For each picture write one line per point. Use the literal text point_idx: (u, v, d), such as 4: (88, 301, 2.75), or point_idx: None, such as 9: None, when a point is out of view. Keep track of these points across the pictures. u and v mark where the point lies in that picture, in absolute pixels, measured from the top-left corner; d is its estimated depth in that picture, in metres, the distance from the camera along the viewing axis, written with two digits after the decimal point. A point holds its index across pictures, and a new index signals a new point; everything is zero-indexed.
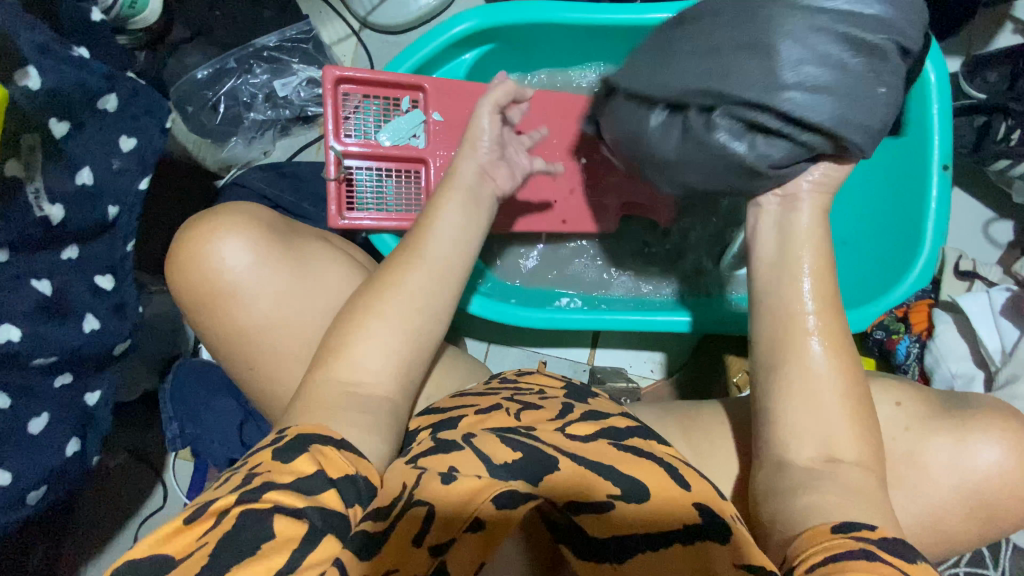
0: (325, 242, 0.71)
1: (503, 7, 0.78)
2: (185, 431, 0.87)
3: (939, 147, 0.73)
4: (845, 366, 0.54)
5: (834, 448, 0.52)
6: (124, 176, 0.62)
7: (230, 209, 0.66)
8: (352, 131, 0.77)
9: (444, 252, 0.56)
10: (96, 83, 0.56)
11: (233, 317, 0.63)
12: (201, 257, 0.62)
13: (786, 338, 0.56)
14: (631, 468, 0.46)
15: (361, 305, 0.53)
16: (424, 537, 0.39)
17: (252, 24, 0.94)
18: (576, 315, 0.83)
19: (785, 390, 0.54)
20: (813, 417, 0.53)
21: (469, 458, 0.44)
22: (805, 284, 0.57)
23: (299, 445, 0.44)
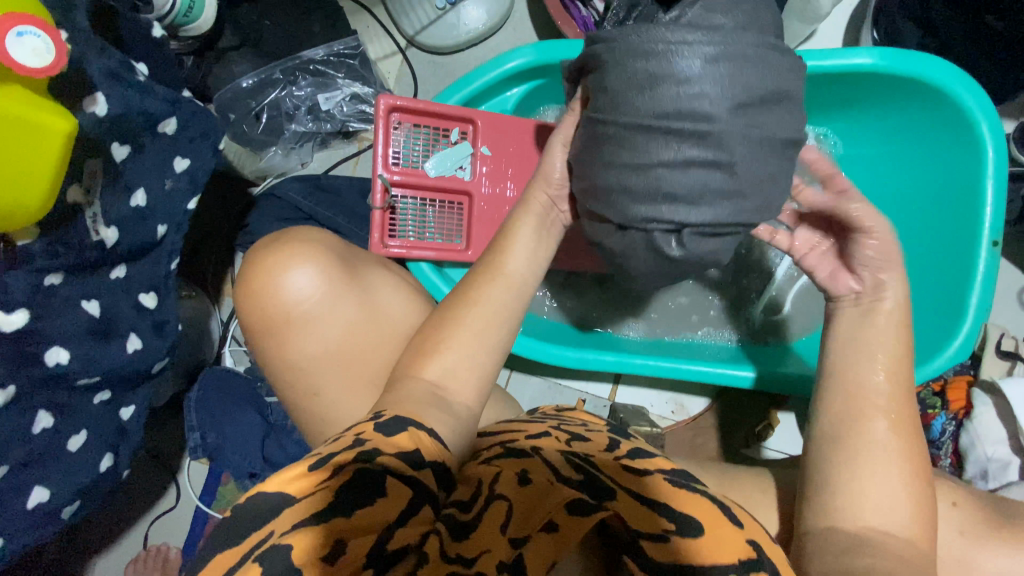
0: (381, 270, 0.73)
1: (560, 44, 0.77)
2: (207, 440, 0.87)
3: (992, 218, 0.73)
4: (910, 447, 0.53)
5: (888, 514, 0.51)
6: (175, 197, 0.61)
7: (297, 236, 0.68)
8: (399, 159, 0.78)
9: (523, 269, 0.63)
10: (158, 108, 0.56)
11: (301, 342, 0.65)
12: (273, 280, 0.64)
13: (857, 410, 0.55)
14: (685, 503, 0.47)
15: (450, 321, 0.59)
16: (508, 525, 0.42)
17: (301, 36, 0.93)
18: (608, 358, 0.81)
19: (843, 449, 0.54)
20: (875, 490, 0.51)
21: (539, 470, 0.48)
22: (880, 363, 0.57)
23: (400, 426, 0.48)
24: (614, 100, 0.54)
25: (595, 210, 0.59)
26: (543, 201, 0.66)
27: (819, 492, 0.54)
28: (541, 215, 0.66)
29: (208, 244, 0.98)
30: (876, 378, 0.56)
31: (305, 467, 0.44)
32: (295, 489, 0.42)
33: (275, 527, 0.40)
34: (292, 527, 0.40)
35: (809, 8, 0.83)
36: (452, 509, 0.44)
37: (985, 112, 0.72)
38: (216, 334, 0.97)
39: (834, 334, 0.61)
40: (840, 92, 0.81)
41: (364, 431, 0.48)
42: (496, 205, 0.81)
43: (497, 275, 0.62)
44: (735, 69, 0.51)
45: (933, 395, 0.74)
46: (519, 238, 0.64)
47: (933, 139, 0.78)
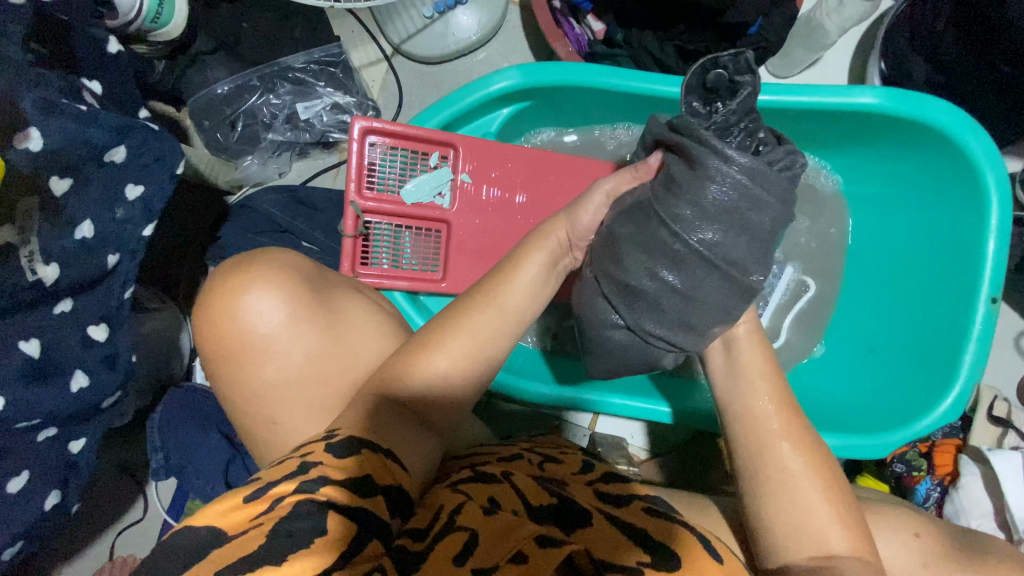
0: (359, 291, 0.63)
1: (550, 68, 0.73)
2: (171, 461, 0.85)
3: (993, 274, 0.69)
4: (820, 461, 0.52)
5: (826, 537, 0.49)
6: (128, 225, 0.58)
7: (263, 251, 0.57)
8: (375, 183, 0.74)
9: (522, 303, 0.55)
10: (103, 137, 0.53)
11: (267, 374, 0.54)
12: (234, 302, 0.53)
13: (761, 444, 0.53)
14: (664, 537, 0.44)
15: (425, 347, 0.50)
16: (467, 558, 0.36)
17: (280, 42, 0.89)
18: (588, 396, 0.80)
19: (765, 482, 0.51)
20: (802, 510, 0.50)
21: (508, 496, 0.44)
22: (762, 389, 0.55)
23: (358, 446, 0.42)
24: (674, 207, 0.54)
25: (605, 290, 0.58)
26: (560, 240, 0.60)
27: (761, 525, 0.51)
28: (554, 250, 0.59)
29: (180, 253, 0.95)
30: (764, 399, 0.54)
31: (243, 498, 0.38)
32: (227, 525, 0.36)
33: (198, 572, 0.33)
34: (216, 572, 0.32)
35: (815, 34, 0.81)
36: (404, 539, 0.38)
37: (992, 163, 0.68)
38: (185, 347, 0.94)
39: (712, 373, 0.59)
40: (841, 128, 0.77)
41: (313, 451, 0.41)
42: (476, 235, 0.77)
43: (491, 306, 0.53)
44: (778, 215, 0.54)
45: (919, 456, 0.74)
46: (523, 265, 0.56)
47: (936, 189, 0.75)
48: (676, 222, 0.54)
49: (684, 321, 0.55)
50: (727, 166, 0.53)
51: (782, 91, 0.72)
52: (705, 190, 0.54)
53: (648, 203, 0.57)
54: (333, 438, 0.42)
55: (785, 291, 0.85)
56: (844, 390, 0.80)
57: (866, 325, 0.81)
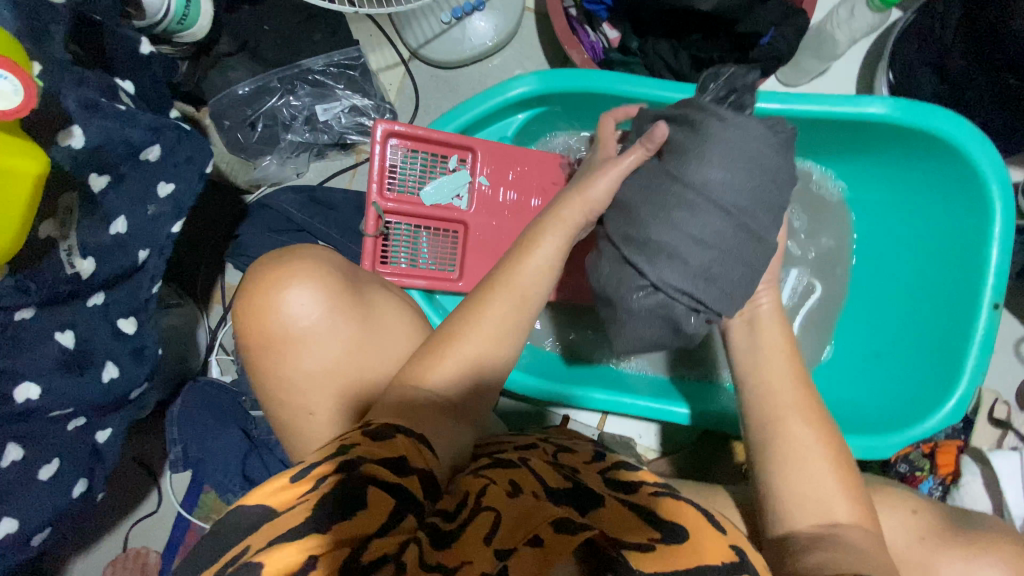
0: (388, 287, 0.65)
1: (567, 75, 0.75)
2: (189, 453, 0.87)
3: (994, 281, 0.71)
4: (827, 433, 0.54)
5: (830, 508, 0.51)
6: (159, 221, 0.60)
7: (300, 249, 0.59)
8: (395, 185, 0.76)
9: (532, 280, 0.57)
10: (139, 136, 0.55)
11: (305, 363, 0.56)
12: (277, 292, 0.55)
13: (773, 416, 0.55)
14: (675, 515, 0.46)
15: (442, 343, 0.53)
16: (493, 538, 0.38)
17: (300, 44, 0.91)
18: (597, 395, 0.81)
19: (772, 450, 0.54)
20: (807, 476, 0.52)
21: (527, 479, 0.46)
22: (781, 366, 0.59)
23: (389, 431, 0.43)
24: (687, 165, 0.58)
25: (624, 254, 0.60)
26: (577, 222, 0.61)
27: (770, 494, 0.53)
28: (570, 232, 0.61)
29: (199, 250, 0.97)
30: (785, 384, 0.57)
31: (285, 478, 0.40)
32: (275, 503, 0.38)
33: (252, 541, 0.35)
34: (267, 545, 0.34)
35: (825, 45, 0.83)
36: (432, 518, 0.40)
37: (997, 174, 0.70)
38: (202, 342, 0.96)
39: (734, 349, 0.62)
40: (847, 138, 0.79)
41: (347, 437, 0.43)
42: (493, 236, 0.79)
43: (514, 293, 0.56)
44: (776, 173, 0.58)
45: (923, 456, 0.75)
46: (537, 248, 0.59)
47: (941, 197, 0.77)
48: (684, 176, 0.58)
49: (704, 274, 0.57)
50: (726, 125, 0.58)
51: (791, 100, 0.74)
52: (715, 152, 0.57)
53: (665, 175, 0.59)
54: (366, 424, 0.44)
55: (791, 293, 0.88)
56: (849, 393, 0.82)
57: (870, 328, 0.83)
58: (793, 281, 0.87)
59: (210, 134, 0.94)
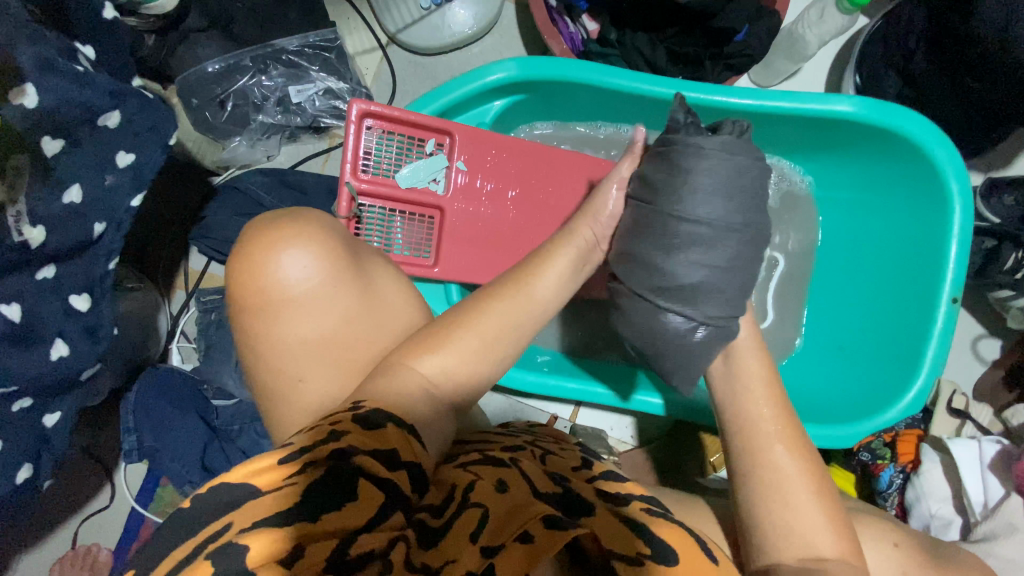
0: (390, 261, 0.63)
1: (547, 63, 0.75)
2: (144, 443, 0.83)
3: (954, 276, 0.73)
4: (811, 469, 0.55)
5: (814, 543, 0.51)
6: (116, 192, 0.58)
7: (301, 214, 0.57)
8: (370, 166, 0.75)
9: (550, 292, 0.59)
10: (98, 100, 0.53)
11: (300, 328, 0.53)
12: (275, 250, 0.53)
13: (755, 446, 0.56)
14: (663, 530, 0.45)
15: (433, 342, 0.52)
16: (480, 535, 0.37)
17: (276, 25, 0.89)
18: (571, 385, 0.82)
19: (761, 484, 0.54)
20: (794, 513, 0.52)
21: (518, 481, 0.45)
22: (762, 395, 0.59)
23: (379, 419, 0.42)
24: (673, 201, 0.61)
25: (660, 303, 0.62)
26: (588, 237, 0.65)
27: (757, 530, 0.53)
28: (582, 248, 0.64)
29: (162, 232, 0.94)
30: (770, 414, 0.58)
31: (277, 459, 0.38)
32: (261, 483, 0.37)
33: (234, 519, 0.35)
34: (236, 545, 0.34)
35: (796, 46, 0.85)
36: (421, 514, 0.39)
37: (957, 172, 0.73)
38: (162, 327, 0.93)
39: (710, 374, 0.64)
40: (817, 133, 0.81)
41: (341, 420, 0.42)
42: (469, 222, 0.79)
43: (521, 289, 0.58)
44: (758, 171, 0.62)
45: (885, 446, 0.78)
46: (552, 260, 0.61)
47: (907, 197, 0.79)
48: (684, 213, 0.61)
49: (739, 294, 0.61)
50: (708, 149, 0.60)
51: (766, 95, 0.75)
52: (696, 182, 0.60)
53: (654, 211, 0.63)
54: (357, 409, 0.43)
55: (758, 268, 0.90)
56: (818, 384, 0.84)
57: (846, 325, 0.84)
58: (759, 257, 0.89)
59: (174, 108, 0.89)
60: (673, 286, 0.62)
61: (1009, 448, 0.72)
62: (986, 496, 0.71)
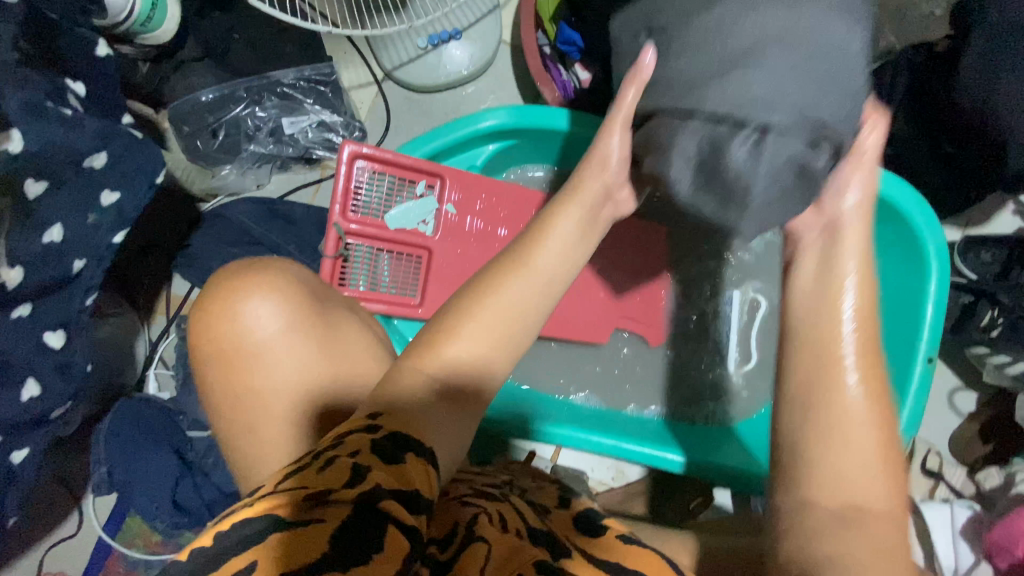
0: (355, 313, 0.60)
1: (539, 111, 0.76)
2: (114, 476, 0.82)
3: (929, 337, 0.74)
4: (883, 412, 0.46)
5: (862, 500, 0.43)
6: (99, 229, 0.58)
7: (263, 262, 0.56)
8: (360, 206, 0.74)
9: (561, 266, 0.52)
10: (84, 143, 0.53)
11: (258, 376, 0.53)
12: (234, 302, 0.53)
13: (827, 364, 0.47)
14: (640, 559, 0.43)
15: (431, 343, 0.47)
16: (487, 567, 0.37)
17: (272, 57, 0.89)
18: (555, 429, 0.79)
19: (807, 420, 0.46)
20: (851, 459, 0.44)
21: (512, 518, 0.45)
22: (847, 325, 0.48)
23: (397, 449, 0.38)
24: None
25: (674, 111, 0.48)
26: (597, 193, 0.58)
27: (788, 483, 0.46)
28: (591, 207, 0.57)
29: (145, 257, 0.93)
30: (845, 311, 0.49)
31: (292, 492, 0.32)
32: (274, 517, 0.31)
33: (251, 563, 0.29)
34: None
35: None
36: (430, 549, 0.38)
37: (934, 233, 0.75)
38: (139, 355, 0.93)
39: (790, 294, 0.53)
40: None
41: (358, 450, 0.36)
42: (458, 264, 0.79)
43: (522, 267, 0.51)
44: None
45: None
46: (557, 227, 0.54)
47: (886, 257, 0.81)
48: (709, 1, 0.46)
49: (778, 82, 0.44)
50: None
51: None
52: None
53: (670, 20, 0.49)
54: (376, 434, 0.38)
55: (740, 312, 0.94)
56: None
57: None
58: (737, 304, 0.93)
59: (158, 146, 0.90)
60: (688, 74, 0.47)
61: (980, 513, 0.74)
62: (956, 561, 0.73)
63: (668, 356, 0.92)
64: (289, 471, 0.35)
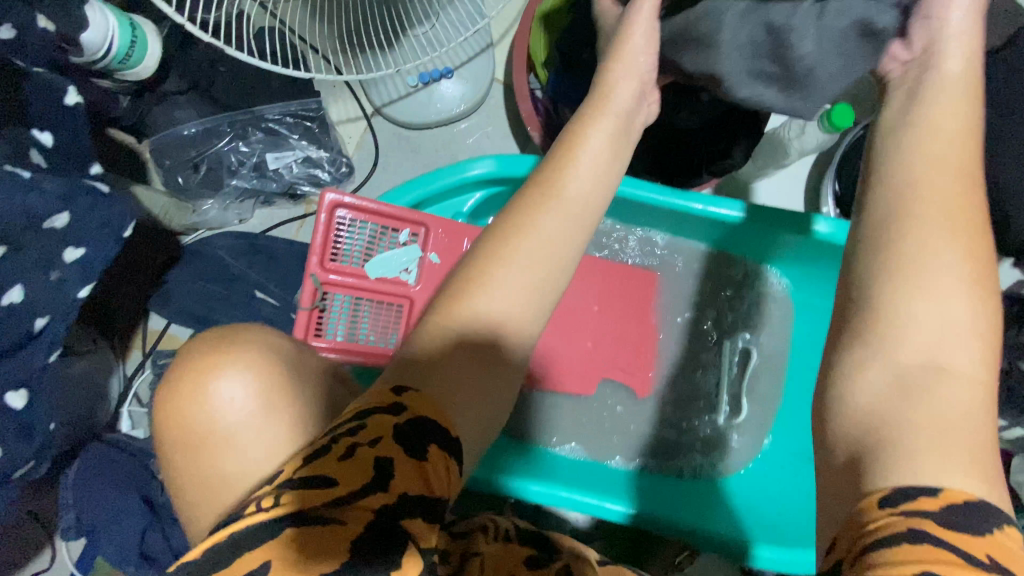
0: (325, 384, 0.57)
1: (527, 162, 0.74)
2: (82, 521, 0.79)
3: None
4: (976, 250, 0.39)
5: (937, 355, 0.37)
6: (62, 287, 0.55)
7: (233, 338, 0.54)
8: (339, 255, 0.72)
9: (586, 182, 0.50)
10: (43, 204, 0.51)
11: (215, 458, 0.50)
12: (200, 387, 0.51)
13: (912, 217, 0.40)
14: None
15: (466, 282, 0.46)
16: None
17: (257, 91, 0.86)
18: (534, 487, 0.75)
19: (896, 273, 0.39)
20: (934, 307, 0.38)
21: None
22: (937, 146, 0.41)
23: (418, 438, 0.38)
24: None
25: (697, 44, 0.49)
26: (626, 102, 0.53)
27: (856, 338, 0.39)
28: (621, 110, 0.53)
29: (122, 292, 0.90)
30: (910, 170, 0.41)
31: (321, 494, 0.35)
32: (303, 523, 0.34)
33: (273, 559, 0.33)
34: None
35: (778, 151, 0.86)
36: None
37: None
38: (114, 391, 0.90)
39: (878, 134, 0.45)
40: (789, 244, 0.83)
41: (380, 439, 0.37)
42: None
43: (553, 196, 0.48)
44: None
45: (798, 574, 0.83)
46: (584, 147, 0.51)
47: None
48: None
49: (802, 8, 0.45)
50: None
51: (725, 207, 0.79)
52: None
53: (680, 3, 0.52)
54: (400, 416, 0.39)
55: (733, 363, 0.90)
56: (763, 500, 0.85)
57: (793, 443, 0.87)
58: (729, 355, 0.90)
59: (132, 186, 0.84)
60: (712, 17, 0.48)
61: None
62: None
63: (658, 406, 0.90)
64: (314, 455, 0.37)
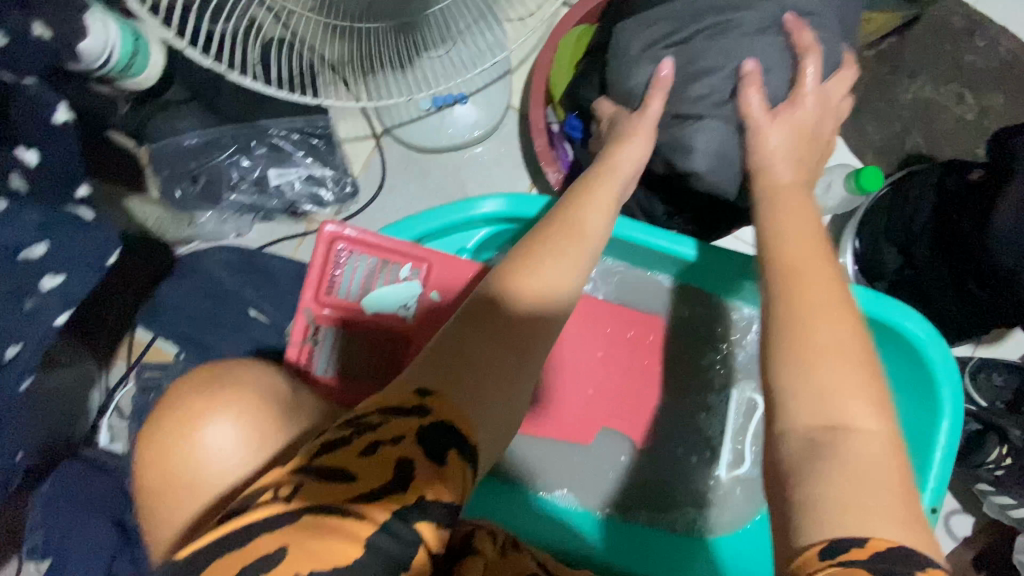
0: None
1: (537, 202, 0.71)
2: (49, 542, 0.76)
3: (935, 483, 0.69)
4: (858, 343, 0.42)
5: (845, 411, 0.38)
6: (38, 315, 0.53)
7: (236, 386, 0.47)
8: (335, 288, 0.69)
9: (589, 223, 0.54)
10: (21, 234, 0.48)
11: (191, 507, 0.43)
12: (194, 427, 0.44)
13: (797, 299, 0.45)
14: None
15: (491, 300, 0.46)
16: None
17: (263, 104, 0.83)
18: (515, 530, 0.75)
19: (792, 334, 0.43)
20: (825, 375, 0.40)
21: None
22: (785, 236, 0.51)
23: (444, 437, 0.36)
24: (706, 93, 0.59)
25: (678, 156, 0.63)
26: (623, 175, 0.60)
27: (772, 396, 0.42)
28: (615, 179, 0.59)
29: None
30: (801, 251, 0.48)
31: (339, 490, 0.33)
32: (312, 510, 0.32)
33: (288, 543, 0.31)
34: None
35: None
36: None
37: (949, 376, 0.69)
38: (94, 402, 0.87)
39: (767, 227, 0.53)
40: None
41: (404, 438, 0.35)
42: None
43: (579, 234, 0.52)
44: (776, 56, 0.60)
45: None
46: (595, 195, 0.57)
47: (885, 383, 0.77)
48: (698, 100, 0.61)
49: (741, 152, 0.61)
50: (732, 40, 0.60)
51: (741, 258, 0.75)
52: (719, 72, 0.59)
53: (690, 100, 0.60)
54: (424, 419, 0.36)
55: (737, 413, 0.86)
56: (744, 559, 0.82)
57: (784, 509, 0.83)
58: (734, 405, 0.85)
59: (125, 199, 0.83)
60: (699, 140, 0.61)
61: None
62: None
63: (654, 456, 0.86)
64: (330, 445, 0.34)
